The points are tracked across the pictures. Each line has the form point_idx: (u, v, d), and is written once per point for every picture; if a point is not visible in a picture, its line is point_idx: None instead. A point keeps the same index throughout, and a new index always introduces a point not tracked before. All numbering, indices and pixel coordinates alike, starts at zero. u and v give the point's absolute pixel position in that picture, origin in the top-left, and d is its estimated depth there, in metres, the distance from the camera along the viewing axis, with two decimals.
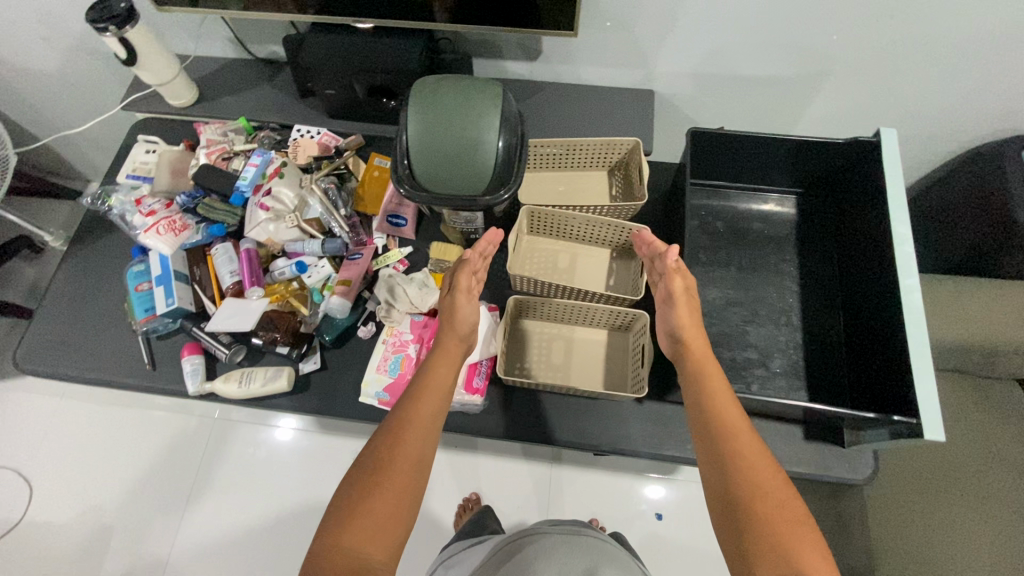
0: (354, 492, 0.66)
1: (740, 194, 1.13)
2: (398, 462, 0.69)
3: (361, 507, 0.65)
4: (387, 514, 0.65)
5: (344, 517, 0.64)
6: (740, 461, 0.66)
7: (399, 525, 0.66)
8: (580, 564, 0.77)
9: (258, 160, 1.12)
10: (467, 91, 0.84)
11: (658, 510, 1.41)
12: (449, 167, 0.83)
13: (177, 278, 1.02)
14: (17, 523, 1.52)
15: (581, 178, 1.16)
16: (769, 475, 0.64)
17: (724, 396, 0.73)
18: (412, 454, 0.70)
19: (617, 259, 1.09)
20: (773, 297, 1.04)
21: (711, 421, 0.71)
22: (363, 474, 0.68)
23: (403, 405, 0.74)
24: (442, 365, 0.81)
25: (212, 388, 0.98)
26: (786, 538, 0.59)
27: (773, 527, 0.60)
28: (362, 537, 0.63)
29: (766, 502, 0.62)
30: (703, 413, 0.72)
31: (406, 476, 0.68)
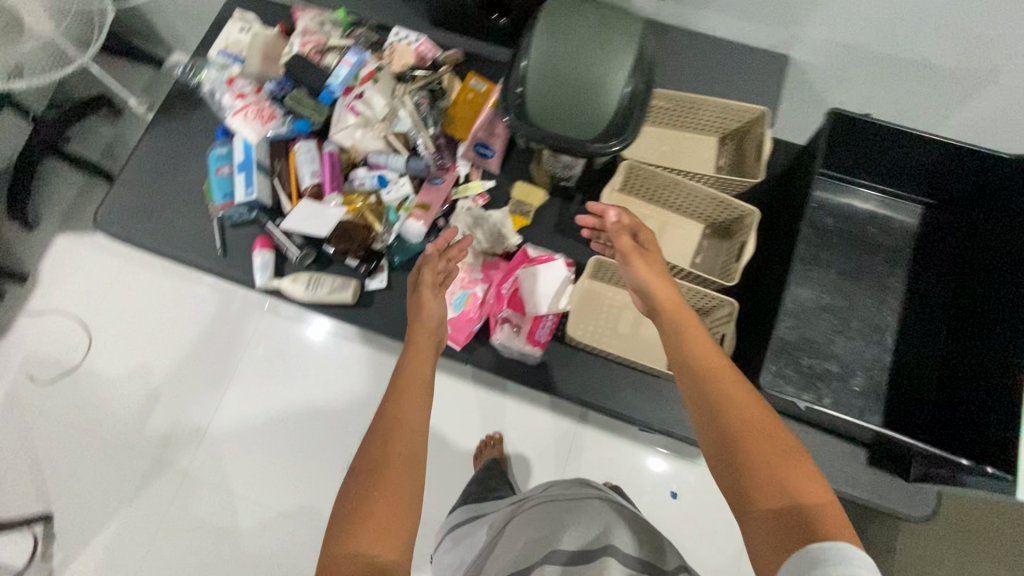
0: (350, 498, 0.63)
1: (860, 190, 1.02)
2: (390, 465, 0.65)
3: (362, 509, 0.61)
4: (389, 516, 0.61)
5: (349, 525, 0.61)
6: (723, 403, 0.62)
7: (405, 522, 0.62)
8: (588, 531, 0.73)
9: (353, 60, 1.06)
10: (604, 23, 0.75)
11: (675, 490, 1.37)
12: (565, 104, 0.75)
13: (258, 169, 1.01)
14: (77, 367, 1.63)
15: (689, 140, 1.08)
16: (752, 412, 0.60)
17: (699, 337, 0.69)
18: (405, 453, 0.67)
19: (709, 237, 1.01)
20: (870, 311, 0.96)
21: (690, 365, 0.67)
22: (358, 485, 0.64)
23: (385, 408, 0.71)
24: (413, 359, 0.79)
25: (279, 286, 0.98)
26: (779, 471, 0.55)
27: (762, 465, 0.56)
28: (369, 540, 0.59)
29: (751, 438, 0.58)
30: (682, 361, 0.68)
31: (401, 483, 0.64)
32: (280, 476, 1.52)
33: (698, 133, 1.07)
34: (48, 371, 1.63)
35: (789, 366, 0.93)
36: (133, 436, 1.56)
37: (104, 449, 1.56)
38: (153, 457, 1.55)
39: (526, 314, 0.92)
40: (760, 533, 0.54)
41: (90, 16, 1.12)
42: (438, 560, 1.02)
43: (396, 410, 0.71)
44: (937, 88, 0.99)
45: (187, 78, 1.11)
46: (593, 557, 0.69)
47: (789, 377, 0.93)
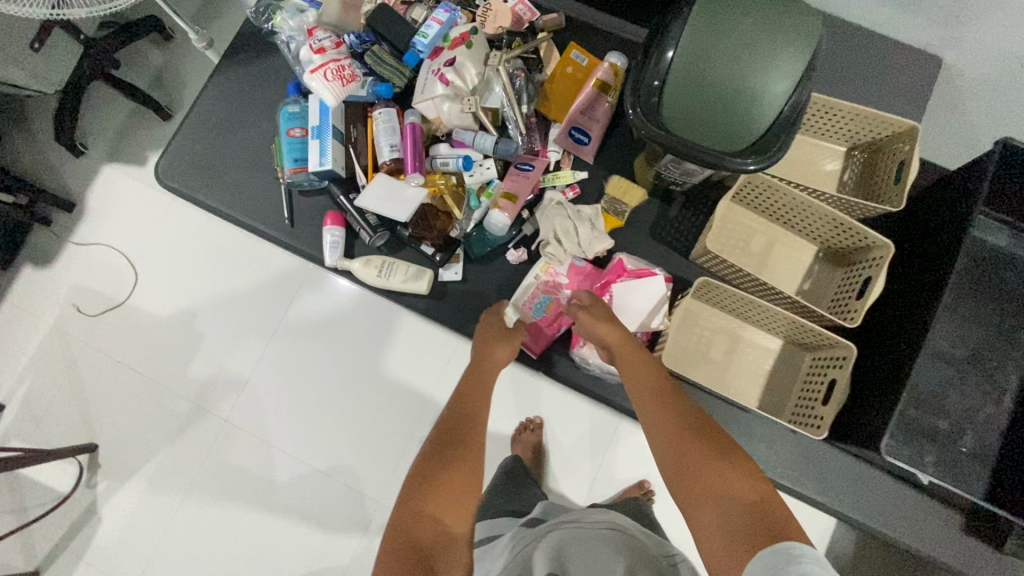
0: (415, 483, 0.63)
1: (1004, 227, 0.90)
2: (459, 454, 0.66)
3: (431, 483, 0.62)
4: (458, 490, 0.62)
5: (416, 496, 0.61)
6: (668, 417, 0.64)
7: (467, 508, 0.62)
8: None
9: (444, 17, 0.94)
10: (774, 15, 0.62)
11: None
12: (710, 109, 0.64)
13: (334, 135, 0.92)
14: (120, 303, 1.51)
15: (812, 147, 0.95)
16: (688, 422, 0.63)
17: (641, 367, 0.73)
18: (473, 448, 0.68)
19: (821, 261, 0.91)
20: (993, 366, 0.87)
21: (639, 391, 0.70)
22: (422, 472, 0.64)
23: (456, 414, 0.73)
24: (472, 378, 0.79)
25: (349, 267, 0.92)
26: (716, 468, 0.57)
27: (698, 464, 0.58)
28: (435, 506, 0.60)
29: (692, 443, 0.60)
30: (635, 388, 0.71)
31: (464, 470, 0.64)
32: (320, 438, 1.42)
33: (824, 139, 0.95)
34: (92, 302, 1.52)
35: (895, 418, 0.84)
36: (176, 378, 1.47)
37: (147, 390, 1.47)
38: (197, 399, 1.46)
39: None
40: (710, 535, 0.53)
41: None
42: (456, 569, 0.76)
43: (472, 424, 0.71)
44: None
45: (259, 21, 0.99)
46: None
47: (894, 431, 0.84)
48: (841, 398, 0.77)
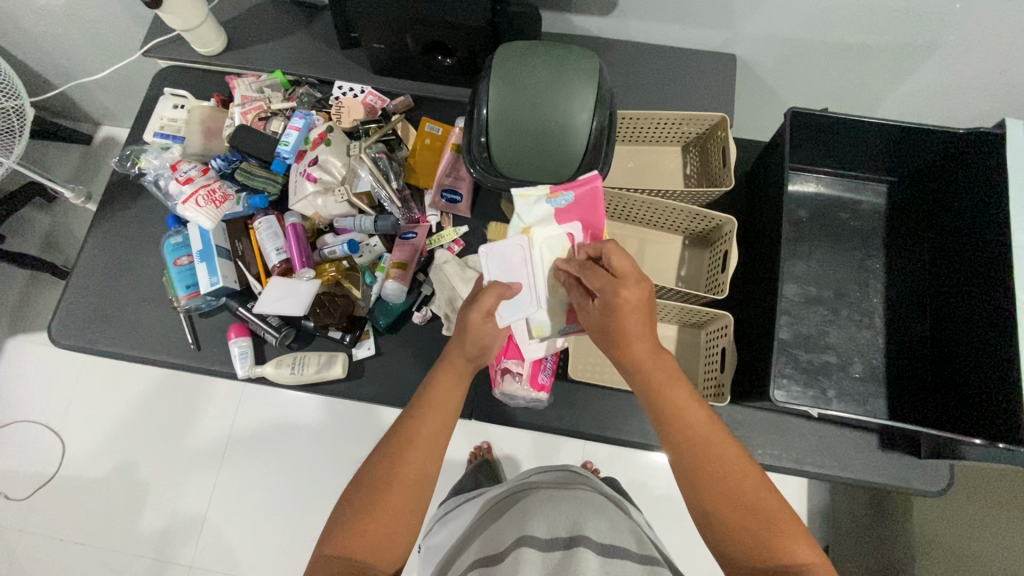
0: (347, 517, 0.60)
1: (824, 179, 1.04)
2: (399, 478, 0.62)
3: (365, 518, 0.59)
4: (389, 521, 0.60)
5: (341, 532, 0.60)
6: (727, 475, 0.59)
7: (400, 541, 0.60)
8: (567, 518, 0.64)
9: (300, 123, 1.01)
10: (560, 65, 0.73)
11: None
12: (537, 153, 0.74)
13: (219, 254, 0.96)
14: (51, 477, 1.42)
15: (654, 153, 1.08)
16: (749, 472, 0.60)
17: (683, 399, 0.64)
18: (417, 469, 0.63)
19: (690, 247, 1.01)
20: (856, 296, 0.98)
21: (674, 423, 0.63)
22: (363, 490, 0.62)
23: (405, 419, 0.66)
24: (444, 380, 0.69)
25: (262, 372, 0.94)
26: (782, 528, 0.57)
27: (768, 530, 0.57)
28: (358, 545, 0.58)
29: (756, 503, 0.58)
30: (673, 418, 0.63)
31: (401, 495, 0.61)
32: (293, 552, 1.34)
33: (661, 144, 1.07)
34: (19, 485, 1.42)
35: (789, 365, 0.94)
36: (125, 540, 1.37)
37: (97, 562, 1.36)
38: (154, 554, 1.35)
39: (525, 361, 0.85)
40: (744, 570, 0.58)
41: (6, 113, 1.09)
42: (425, 548, 0.89)
43: (411, 437, 0.64)
44: (879, 73, 1.00)
45: (127, 168, 1.05)
46: (569, 546, 0.59)
47: (792, 376, 0.94)
48: (732, 363, 0.84)
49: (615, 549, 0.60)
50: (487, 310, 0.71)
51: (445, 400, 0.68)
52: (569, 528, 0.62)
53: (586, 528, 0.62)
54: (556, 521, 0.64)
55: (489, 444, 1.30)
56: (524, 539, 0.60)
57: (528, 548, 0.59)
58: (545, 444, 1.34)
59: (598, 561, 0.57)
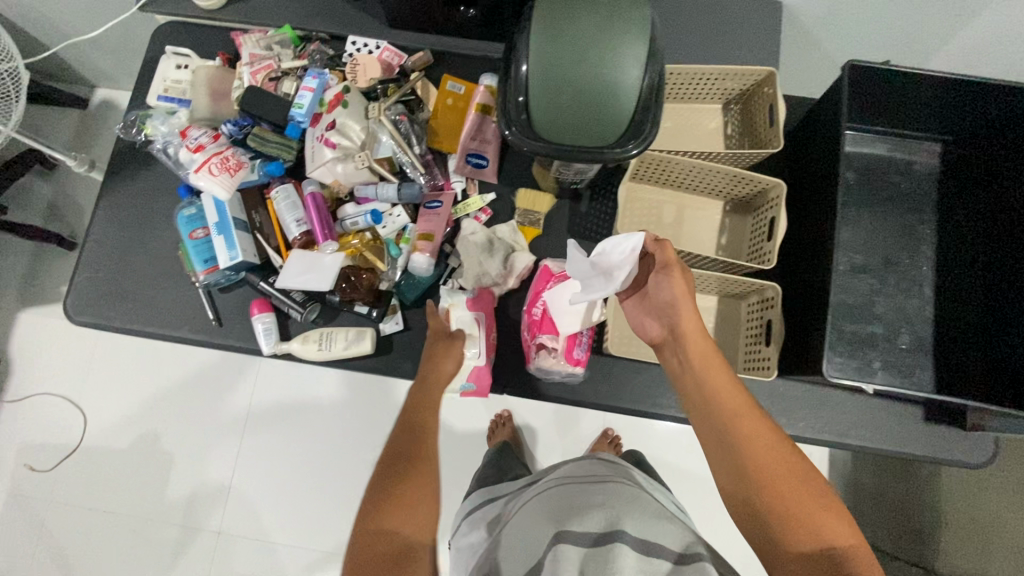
0: (378, 497, 0.57)
1: (875, 138, 0.98)
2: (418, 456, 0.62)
3: (398, 489, 0.58)
4: (423, 490, 0.59)
5: (379, 510, 0.56)
6: (748, 455, 0.57)
7: (435, 509, 0.59)
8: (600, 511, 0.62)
9: (314, 84, 0.95)
10: (607, 14, 0.66)
11: None
12: (580, 112, 0.68)
13: (236, 226, 0.91)
14: (74, 448, 1.42)
15: (692, 112, 1.01)
16: (782, 453, 0.56)
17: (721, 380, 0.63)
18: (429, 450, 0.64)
19: (730, 214, 0.97)
20: (905, 263, 0.93)
21: (706, 405, 0.62)
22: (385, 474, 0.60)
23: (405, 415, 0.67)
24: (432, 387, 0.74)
25: (289, 349, 0.91)
26: (812, 513, 0.52)
27: (792, 508, 0.53)
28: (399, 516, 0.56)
29: (785, 487, 0.54)
30: (708, 402, 0.62)
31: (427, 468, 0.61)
32: (319, 519, 1.35)
33: (699, 103, 1.01)
34: (44, 456, 1.42)
35: (833, 337, 0.90)
36: (153, 510, 1.38)
37: (127, 530, 1.38)
38: (182, 522, 1.37)
39: (560, 336, 0.84)
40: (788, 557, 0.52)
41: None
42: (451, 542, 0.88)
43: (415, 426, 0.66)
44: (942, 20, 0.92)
45: (132, 135, 0.99)
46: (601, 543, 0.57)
47: (836, 349, 0.90)
48: (779, 335, 0.82)
49: (653, 546, 0.58)
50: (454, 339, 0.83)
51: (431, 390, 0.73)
52: (603, 522, 0.60)
53: (623, 521, 0.60)
54: (592, 514, 0.61)
55: (511, 412, 1.30)
56: (561, 535, 0.58)
57: (564, 545, 0.57)
58: (569, 416, 1.32)
59: (634, 558, 0.56)
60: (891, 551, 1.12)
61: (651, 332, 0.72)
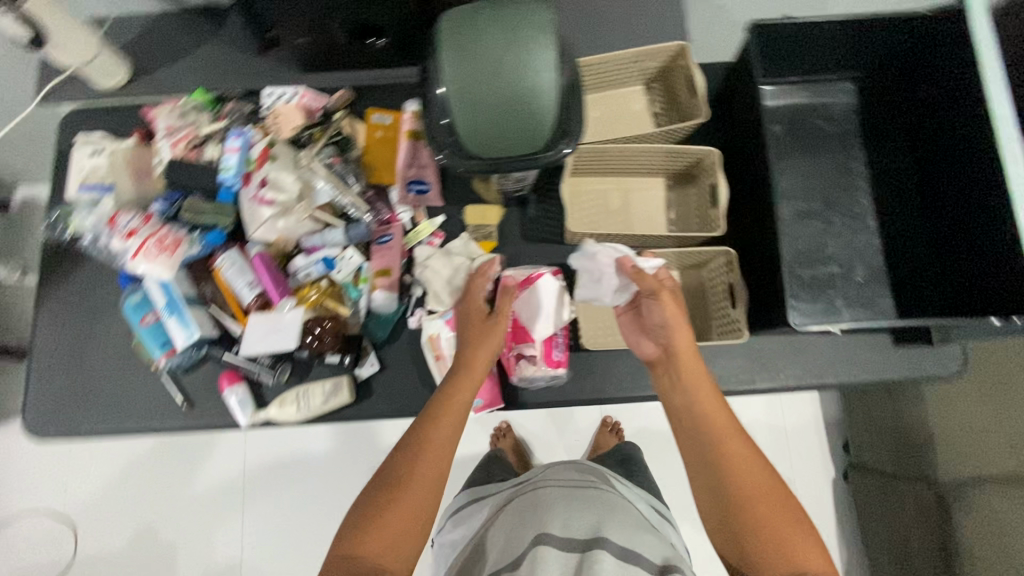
0: (361, 517, 0.64)
1: (795, 86, 1.00)
2: (410, 483, 0.66)
3: (377, 517, 0.64)
4: (404, 518, 0.64)
5: (355, 531, 0.64)
6: (735, 490, 0.65)
7: (412, 538, 0.64)
8: (584, 519, 0.65)
9: (237, 144, 0.95)
10: (510, 23, 0.67)
11: None
12: (504, 124, 0.68)
13: (188, 304, 0.89)
14: (68, 563, 1.35)
15: (617, 97, 1.03)
16: (763, 482, 0.65)
17: (709, 401, 0.72)
18: (426, 475, 0.67)
19: (673, 188, 0.99)
20: (845, 201, 0.97)
21: (697, 434, 0.70)
22: (374, 497, 0.66)
23: (415, 429, 0.72)
24: (459, 386, 0.76)
25: (267, 415, 0.88)
26: (786, 538, 0.61)
27: (772, 536, 0.61)
28: (374, 541, 0.62)
29: (764, 513, 0.63)
30: (703, 434, 0.70)
31: (415, 496, 0.65)
32: None
33: (622, 87, 1.02)
34: None
35: (794, 285, 0.93)
36: None
37: None
38: None
39: (536, 342, 0.85)
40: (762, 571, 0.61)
41: None
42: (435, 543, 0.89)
43: (422, 441, 0.70)
44: None
45: (59, 233, 0.95)
46: (585, 551, 0.60)
47: (800, 295, 0.93)
48: (743, 296, 0.84)
49: (633, 554, 0.61)
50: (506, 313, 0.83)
51: (444, 412, 0.73)
52: (587, 531, 0.63)
53: (605, 529, 0.63)
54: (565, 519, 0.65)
55: (508, 423, 1.29)
56: (540, 537, 0.62)
57: (543, 547, 0.61)
58: (566, 414, 1.33)
59: (614, 564, 0.58)
60: (893, 472, 1.15)
61: (644, 351, 0.82)
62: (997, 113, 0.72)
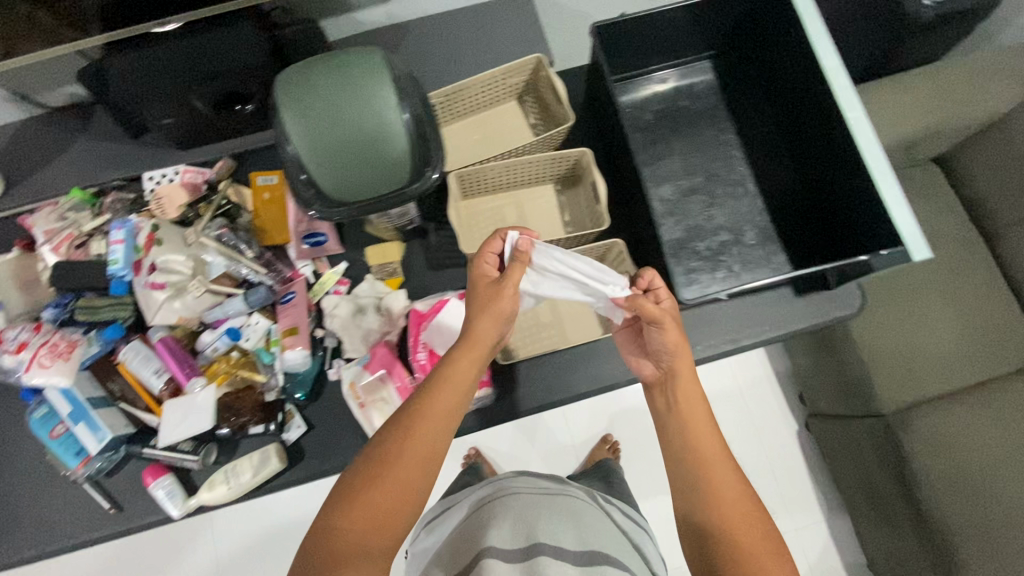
0: (347, 492, 0.56)
1: (656, 75, 1.06)
2: (406, 456, 0.58)
3: (364, 494, 0.55)
4: (394, 497, 0.56)
5: (343, 507, 0.55)
6: (713, 512, 0.59)
7: (401, 520, 0.56)
8: (547, 525, 0.66)
9: (122, 234, 0.92)
10: (341, 72, 0.68)
11: None
12: (361, 168, 0.69)
13: (94, 407, 0.86)
14: None
15: (493, 116, 1.06)
16: (742, 503, 0.59)
17: (702, 418, 0.66)
18: (427, 446, 0.59)
19: (563, 192, 1.02)
20: (722, 171, 1.02)
21: (683, 455, 0.65)
22: (363, 471, 0.58)
23: (413, 397, 0.63)
24: (465, 354, 0.66)
25: (200, 501, 0.86)
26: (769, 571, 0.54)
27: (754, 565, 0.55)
28: (356, 521, 0.54)
29: (746, 538, 0.57)
30: (690, 455, 0.64)
31: (413, 471, 0.58)
32: None
33: (497, 106, 1.06)
34: None
35: (691, 259, 0.97)
36: None
37: None
38: None
39: None
40: None
41: None
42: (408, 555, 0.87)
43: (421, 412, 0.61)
44: None
45: None
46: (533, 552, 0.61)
47: (699, 267, 0.97)
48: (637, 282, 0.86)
49: (595, 557, 0.63)
50: (517, 284, 0.70)
51: (444, 380, 0.64)
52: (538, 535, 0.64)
53: (567, 537, 0.64)
54: (524, 526, 0.65)
55: (473, 448, 1.28)
56: (484, 551, 0.61)
57: (493, 558, 0.60)
58: (526, 428, 1.33)
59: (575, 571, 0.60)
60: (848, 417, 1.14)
61: (646, 371, 0.76)
62: (832, 73, 0.84)
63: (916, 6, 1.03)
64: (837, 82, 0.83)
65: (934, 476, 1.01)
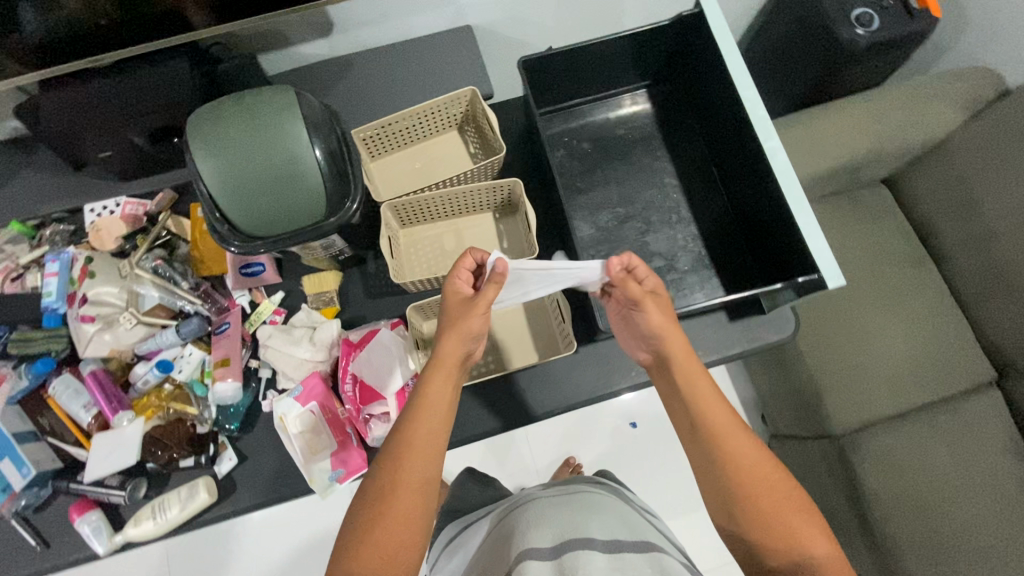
0: (351, 531, 0.56)
1: (595, 103, 1.08)
2: (398, 488, 0.57)
3: (363, 535, 0.55)
4: (394, 534, 0.55)
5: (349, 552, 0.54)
6: (739, 490, 0.57)
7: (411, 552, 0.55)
8: (574, 523, 0.63)
9: (55, 267, 0.93)
10: (251, 112, 0.69)
11: (631, 418, 1.33)
12: (277, 204, 0.70)
13: (20, 442, 0.86)
14: None
15: (434, 145, 1.08)
16: (765, 465, 0.58)
17: (707, 392, 0.63)
18: (415, 479, 0.58)
19: (502, 219, 1.03)
20: (657, 199, 1.03)
21: (695, 430, 0.61)
22: (365, 505, 0.57)
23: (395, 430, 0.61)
24: (436, 377, 0.64)
25: (127, 537, 0.87)
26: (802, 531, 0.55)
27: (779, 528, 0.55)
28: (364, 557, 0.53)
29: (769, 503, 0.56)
30: (704, 429, 0.61)
31: (412, 501, 0.57)
32: None
33: (438, 135, 1.07)
34: None
35: None
36: None
37: None
38: None
39: (387, 398, 0.86)
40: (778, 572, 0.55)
41: None
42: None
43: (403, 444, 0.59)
44: None
45: None
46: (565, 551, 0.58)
47: None
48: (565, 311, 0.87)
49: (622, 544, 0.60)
50: (489, 302, 0.67)
51: (421, 406, 0.62)
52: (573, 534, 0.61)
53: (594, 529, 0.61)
54: (549, 528, 0.63)
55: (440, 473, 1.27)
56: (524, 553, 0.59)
57: (532, 560, 0.57)
58: (496, 449, 1.32)
59: (606, 559, 0.57)
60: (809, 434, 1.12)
61: (640, 356, 0.73)
62: (751, 104, 0.85)
63: (853, 34, 1.04)
64: (756, 113, 0.84)
65: (888, 494, 1.01)
